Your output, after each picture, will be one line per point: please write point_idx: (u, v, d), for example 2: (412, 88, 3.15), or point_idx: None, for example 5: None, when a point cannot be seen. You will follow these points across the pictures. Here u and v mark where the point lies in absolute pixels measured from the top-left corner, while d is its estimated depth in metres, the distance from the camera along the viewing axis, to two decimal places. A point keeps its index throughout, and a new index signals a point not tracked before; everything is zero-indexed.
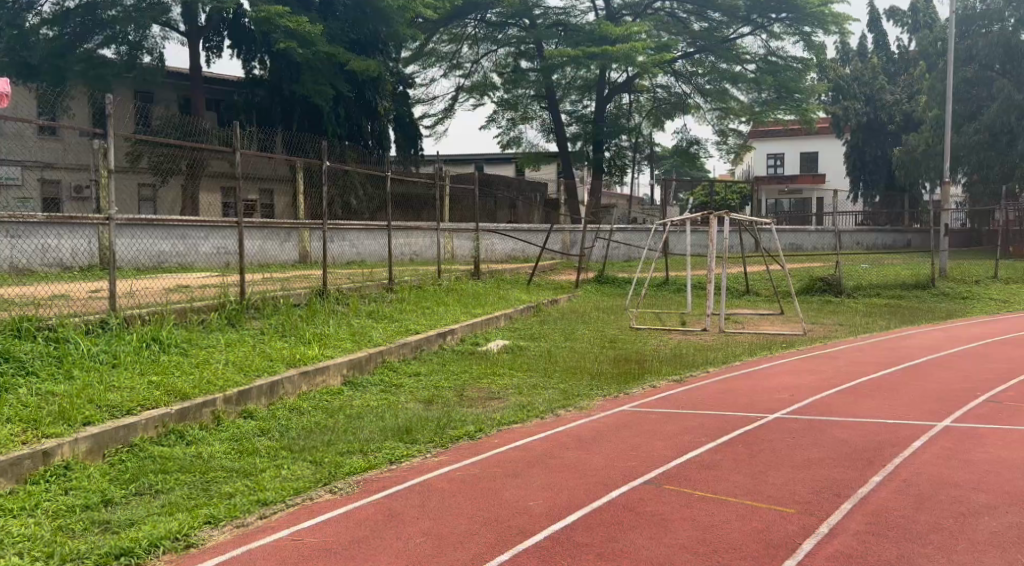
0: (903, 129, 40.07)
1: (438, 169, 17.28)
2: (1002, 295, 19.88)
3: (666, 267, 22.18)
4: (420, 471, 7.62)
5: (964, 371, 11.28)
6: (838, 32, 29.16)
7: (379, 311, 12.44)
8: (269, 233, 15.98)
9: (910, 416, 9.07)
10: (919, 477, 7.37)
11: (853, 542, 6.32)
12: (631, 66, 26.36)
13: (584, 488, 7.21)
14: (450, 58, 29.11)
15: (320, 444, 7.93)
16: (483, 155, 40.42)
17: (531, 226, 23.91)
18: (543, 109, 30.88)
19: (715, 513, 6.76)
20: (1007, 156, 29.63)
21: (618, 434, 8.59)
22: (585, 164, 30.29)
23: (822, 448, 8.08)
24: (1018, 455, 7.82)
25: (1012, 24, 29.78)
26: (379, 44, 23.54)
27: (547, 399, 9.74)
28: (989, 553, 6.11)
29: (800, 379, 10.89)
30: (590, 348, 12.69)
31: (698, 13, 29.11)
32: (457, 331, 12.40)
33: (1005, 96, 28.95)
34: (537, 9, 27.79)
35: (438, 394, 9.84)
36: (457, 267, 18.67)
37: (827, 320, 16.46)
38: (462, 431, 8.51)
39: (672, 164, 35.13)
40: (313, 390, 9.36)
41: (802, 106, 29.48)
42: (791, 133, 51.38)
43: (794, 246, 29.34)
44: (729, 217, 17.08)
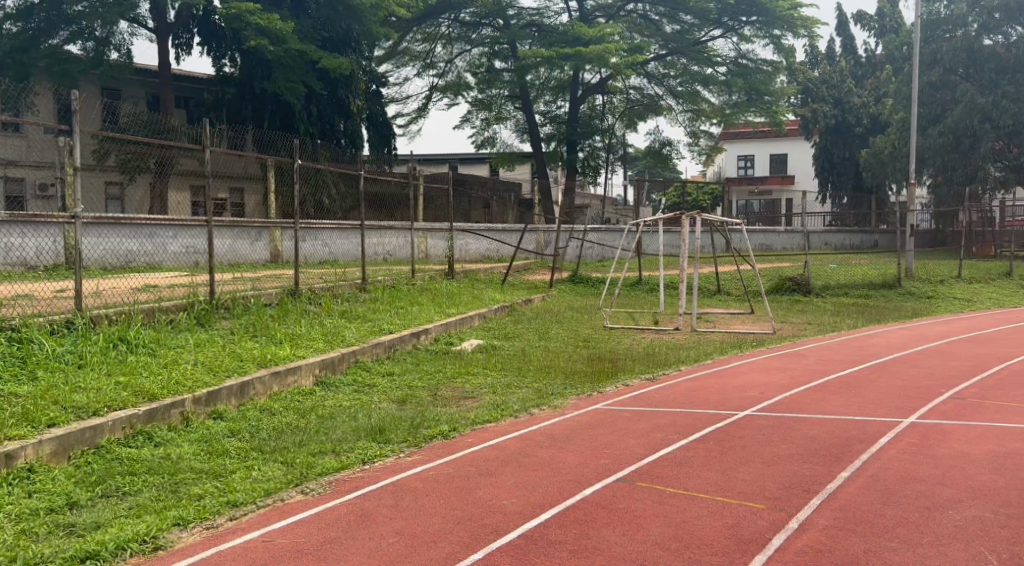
0: (871, 131, 40.48)
1: (413, 170, 17.14)
2: (966, 295, 20.15)
3: (639, 267, 22.26)
4: (393, 471, 7.57)
5: (930, 368, 11.41)
6: (807, 36, 29.37)
7: (352, 311, 12.34)
8: (239, 232, 15.79)
9: (877, 413, 9.16)
10: (886, 472, 7.44)
11: (821, 537, 6.36)
12: (604, 67, 26.42)
13: (556, 486, 7.21)
14: (424, 58, 29.07)
15: (291, 444, 7.86)
16: (456, 155, 40.34)
17: (505, 226, 23.87)
18: (516, 109, 30.70)
19: (687, 509, 6.78)
20: (970, 157, 30.03)
21: (591, 432, 8.59)
22: (559, 164, 30.19)
23: (791, 445, 8.14)
24: (981, 450, 7.92)
25: (975, 29, 30.19)
26: (351, 42, 23.42)
27: (521, 399, 9.71)
28: (953, 546, 6.18)
29: (771, 377, 10.95)
30: (564, 347, 12.69)
31: (671, 15, 29.12)
32: (431, 330, 12.34)
33: (969, 100, 29.36)
34: (511, 9, 27.76)
35: (411, 394, 9.79)
36: (430, 267, 18.58)
37: (796, 319, 16.57)
38: (436, 431, 8.46)
39: (645, 165, 35.23)
40: (285, 390, 9.28)
41: (772, 108, 29.77)
42: (762, 135, 51.75)
43: (765, 246, 29.58)
44: (701, 217, 17.10)
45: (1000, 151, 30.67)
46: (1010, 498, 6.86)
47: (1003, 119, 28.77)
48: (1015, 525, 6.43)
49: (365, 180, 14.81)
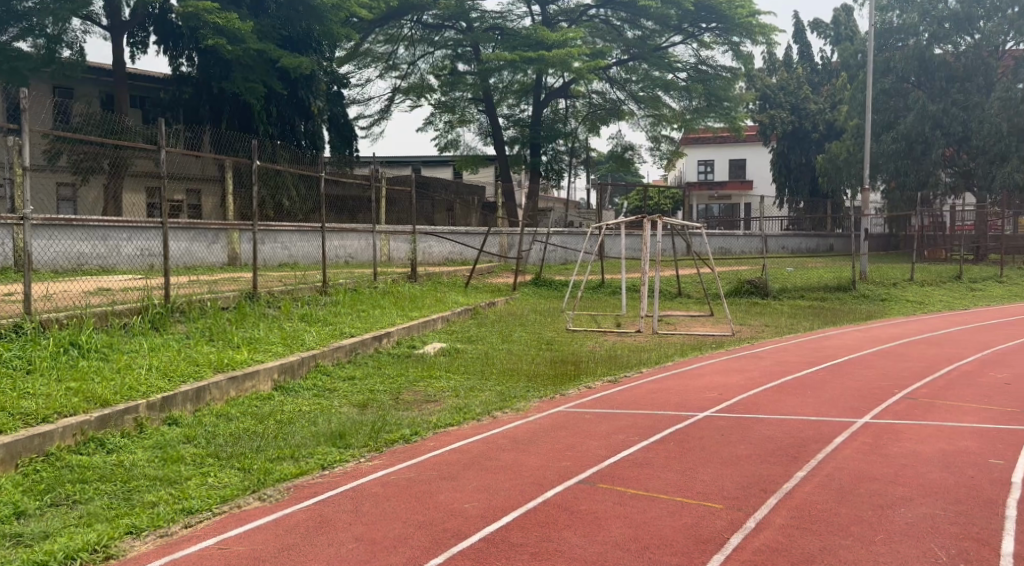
0: (827, 137, 41.12)
1: (375, 172, 17.00)
2: (917, 297, 20.57)
3: (602, 271, 22.37)
4: (354, 476, 7.48)
5: (883, 369, 11.57)
6: (765, 43, 29.78)
7: (313, 314, 12.21)
8: (196, 234, 15.54)
9: (832, 413, 9.25)
10: (841, 472, 7.51)
11: (778, 536, 6.39)
12: (566, 71, 26.52)
13: (518, 489, 7.17)
14: (387, 59, 28.82)
15: (248, 450, 7.73)
16: (419, 158, 40.18)
17: (468, 229, 23.83)
18: (479, 112, 30.62)
19: (647, 510, 6.78)
20: (922, 163, 30.66)
21: (553, 435, 8.58)
22: (523, 167, 30.58)
23: (749, 445, 8.19)
24: (932, 448, 8.04)
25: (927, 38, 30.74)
26: (312, 42, 23.23)
27: (484, 402, 9.66)
28: (906, 544, 6.24)
29: (730, 379, 11.02)
30: (526, 350, 12.68)
31: (632, 20, 29.24)
32: (393, 333, 12.27)
33: (921, 107, 30.05)
34: (474, 12, 27.76)
35: (372, 398, 9.70)
36: (393, 269, 18.48)
37: (755, 321, 16.75)
38: (397, 435, 8.38)
39: (607, 169, 35.35)
40: (241, 395, 9.14)
41: (732, 114, 30.19)
42: (720, 139, 52.24)
43: (724, 250, 29.93)
44: (662, 221, 17.13)
45: (950, 157, 31.43)
46: (960, 495, 6.96)
47: (954, 127, 29.46)
48: (965, 522, 6.52)
49: (325, 182, 14.66)
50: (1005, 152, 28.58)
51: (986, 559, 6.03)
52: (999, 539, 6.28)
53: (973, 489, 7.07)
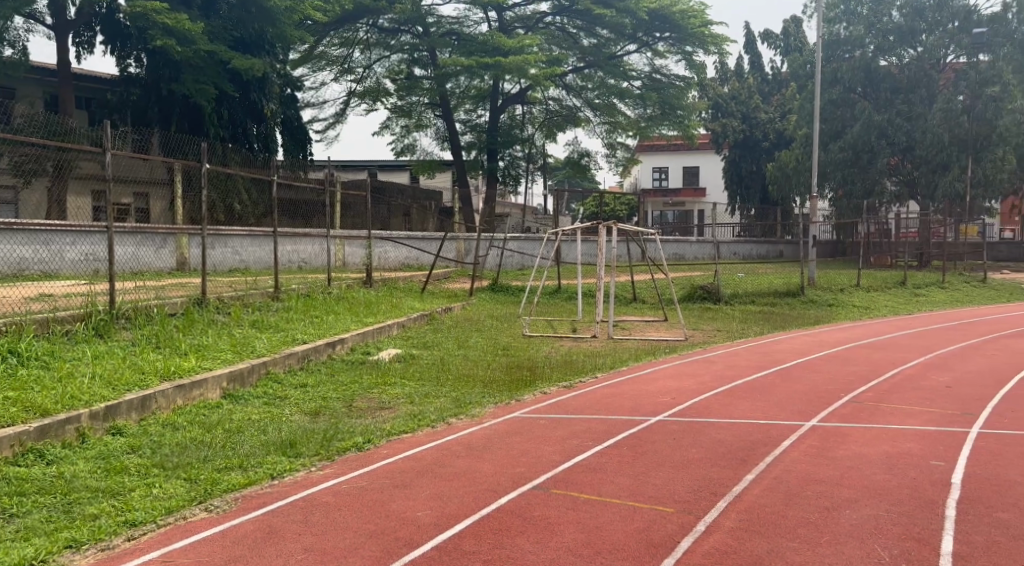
0: (777, 146, 41.74)
1: (328, 176, 16.82)
2: (864, 302, 20.96)
3: (557, 276, 22.40)
4: (304, 486, 7.36)
5: (831, 373, 11.74)
6: (717, 53, 30.20)
7: (264, 320, 12.03)
8: (143, 238, 15.18)
9: (781, 416, 9.35)
10: (789, 474, 7.58)
11: (727, 539, 6.42)
12: (523, 78, 26.54)
13: (472, 496, 7.12)
14: (342, 62, 28.62)
15: (195, 460, 7.57)
16: (375, 162, 39.89)
17: (425, 234, 23.70)
18: (436, 116, 30.56)
19: (599, 515, 6.77)
20: (867, 172, 31.33)
21: (507, 441, 8.54)
22: (480, 173, 30.39)
23: (700, 449, 8.23)
24: (877, 451, 8.15)
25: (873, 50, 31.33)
26: (265, 45, 22.91)
27: (439, 408, 9.59)
28: (850, 545, 6.31)
29: (682, 383, 11.10)
30: (482, 355, 12.64)
31: (588, 28, 29.42)
32: (348, 340, 12.12)
33: (867, 117, 30.71)
34: (430, 17, 27.71)
35: (325, 405, 9.56)
36: (348, 274, 18.30)
37: (707, 326, 16.90)
38: (350, 443, 8.27)
39: (564, 175, 35.43)
40: (188, 403, 8.94)
41: (685, 122, 30.53)
42: (675, 147, 52.73)
43: (677, 256, 30.26)
44: (617, 226, 17.16)
45: (895, 166, 32.16)
46: (903, 496, 7.06)
47: (898, 137, 30.30)
48: (908, 522, 6.61)
49: (277, 185, 14.45)
50: (947, 161, 29.35)
51: (927, 558, 6.12)
52: (939, 539, 6.38)
53: (914, 491, 7.17)
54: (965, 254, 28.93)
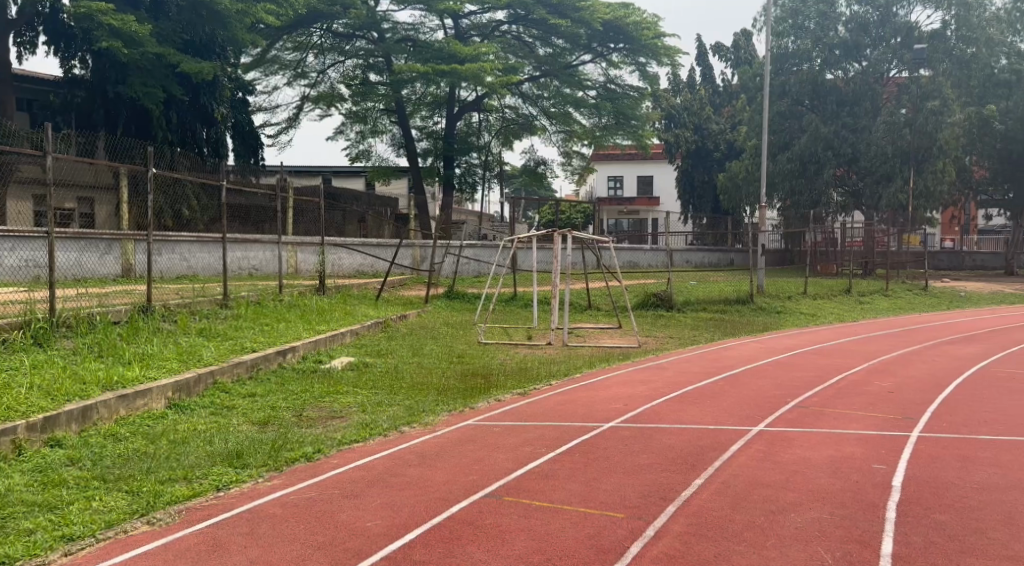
0: (728, 156, 42.41)
1: (281, 181, 16.63)
2: (811, 309, 21.31)
3: (513, 283, 22.43)
4: (251, 497, 7.25)
5: (778, 379, 11.90)
6: (670, 64, 30.58)
7: (212, 329, 11.84)
8: (87, 244, 14.72)
9: (730, 421, 9.45)
10: (736, 478, 7.65)
11: (676, 543, 6.46)
12: (479, 86, 26.58)
13: (422, 505, 7.07)
14: (295, 66, 28.37)
15: (138, 472, 7.42)
16: (330, 168, 39.60)
17: (379, 241, 23.55)
18: (392, 123, 30.44)
19: (550, 522, 6.77)
20: (814, 183, 32.01)
21: (460, 449, 8.50)
22: (436, 180, 30.27)
23: (650, 454, 8.27)
24: (822, 455, 8.27)
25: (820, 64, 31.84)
26: (215, 49, 22.64)
27: (391, 417, 9.51)
28: (794, 547, 6.39)
29: (634, 389, 11.16)
30: (436, 363, 12.59)
31: (543, 38, 29.44)
32: (299, 348, 11.96)
33: (813, 129, 31.36)
34: (385, 22, 27.56)
35: (274, 415, 9.42)
36: (300, 281, 18.09)
37: (659, 333, 17.04)
38: (299, 453, 8.16)
39: (521, 183, 35.49)
40: (133, 414, 8.77)
41: (639, 131, 30.82)
42: (629, 156, 53.18)
43: (632, 264, 30.63)
44: (572, 234, 17.19)
45: (841, 177, 32.80)
46: (845, 499, 7.17)
47: (844, 148, 30.88)
48: (850, 525, 6.71)
49: (226, 191, 14.25)
50: (891, 172, 30.06)
51: (867, 560, 6.21)
52: (879, 540, 6.48)
53: (856, 493, 7.29)
54: (908, 262, 29.61)
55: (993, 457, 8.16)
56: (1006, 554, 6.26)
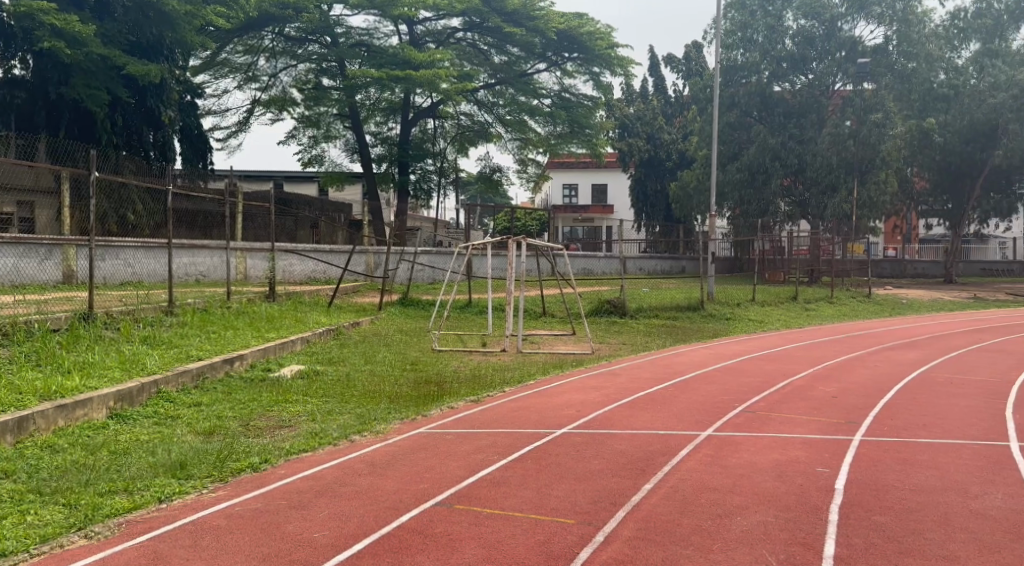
0: (680, 165, 42.99)
1: (230, 186, 16.38)
2: (759, 316, 21.60)
3: (467, 290, 22.37)
4: (194, 509, 7.11)
5: (727, 384, 12.04)
6: (623, 74, 30.90)
7: (156, 336, 11.62)
8: (24, 249, 14.31)
9: (679, 426, 9.52)
10: (685, 483, 7.70)
11: (625, 549, 6.47)
12: (434, 93, 26.52)
13: (372, 515, 6.99)
14: (246, 70, 28.04)
15: (76, 484, 7.24)
16: (282, 173, 39.16)
17: (331, 247, 23.34)
18: (346, 128, 30.19)
19: (500, 529, 6.74)
20: (762, 193, 32.57)
21: (411, 457, 8.43)
22: (390, 186, 30.06)
23: (601, 460, 8.28)
24: (769, 459, 8.37)
25: (767, 76, 32.33)
26: (163, 51, 22.24)
27: (341, 426, 9.40)
28: (740, 550, 6.44)
29: (586, 396, 11.19)
30: (389, 370, 12.50)
31: (498, 46, 29.56)
32: (247, 356, 11.78)
33: (761, 140, 31.96)
34: (339, 27, 27.35)
35: (220, 425, 9.26)
36: (250, 288, 17.81)
37: (613, 339, 17.12)
38: (245, 464, 8.02)
39: (477, 190, 35.50)
40: (71, 424, 8.55)
41: (593, 140, 31.05)
42: (583, 165, 53.47)
43: (586, 271, 30.84)
44: (527, 241, 17.14)
45: (788, 187, 33.41)
46: (790, 502, 7.25)
47: (791, 159, 31.47)
48: (794, 527, 6.79)
49: (172, 196, 13.98)
50: (835, 183, 30.65)
51: (809, 562, 6.29)
52: (821, 542, 6.57)
53: (800, 497, 7.38)
54: (852, 270, 30.19)
55: (930, 460, 8.33)
56: (942, 554, 6.38)
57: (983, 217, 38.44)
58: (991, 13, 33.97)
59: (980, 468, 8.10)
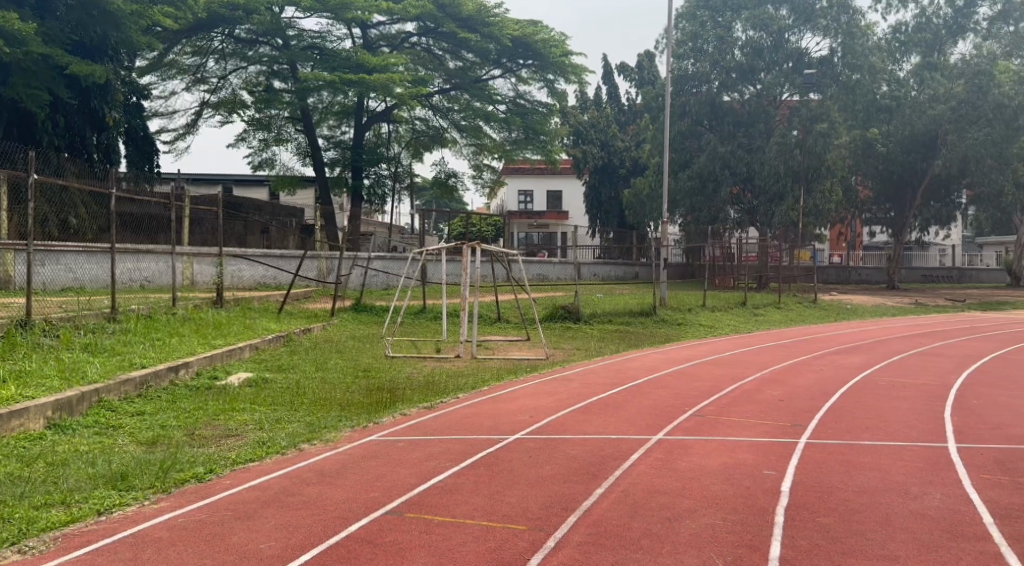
0: (633, 173, 43.33)
1: (175, 191, 16.07)
2: (710, 322, 21.84)
3: (422, 295, 22.27)
4: (135, 521, 6.95)
5: (678, 388, 12.14)
6: (577, 82, 31.10)
7: (98, 343, 11.35)
8: None
9: (631, 431, 9.54)
10: (635, 487, 7.72)
11: (575, 553, 6.46)
12: (388, 97, 26.33)
13: (319, 525, 6.88)
14: (194, 71, 27.66)
15: (12, 497, 7.04)
16: (232, 177, 38.60)
17: (282, 252, 23.07)
18: (297, 131, 29.83)
19: (450, 536, 6.69)
20: (713, 201, 32.98)
21: (362, 465, 8.32)
22: (344, 190, 29.87)
23: (553, 465, 8.27)
24: (718, 462, 8.43)
25: (717, 86, 32.69)
26: (108, 51, 21.74)
27: (290, 434, 9.26)
28: (689, 553, 6.47)
29: (539, 401, 11.17)
30: (341, 378, 12.32)
31: (453, 51, 29.48)
32: (192, 364, 11.54)
33: (712, 148, 32.40)
34: (291, 29, 27.05)
35: (163, 434, 9.08)
36: (196, 293, 17.50)
37: (567, 345, 17.17)
38: (189, 474, 7.85)
39: (432, 195, 35.39)
40: (6, 435, 8.31)
41: (548, 147, 31.22)
42: (539, 171, 53.61)
43: (541, 277, 30.92)
44: (482, 247, 17.04)
45: (737, 196, 34.00)
46: (737, 505, 7.31)
47: (739, 167, 32.04)
48: (741, 530, 6.84)
49: (116, 200, 13.61)
50: (782, 192, 31.09)
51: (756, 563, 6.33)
52: (768, 545, 6.63)
53: (747, 499, 7.44)
54: (798, 276, 30.66)
55: (874, 462, 8.47)
56: (883, 554, 6.47)
57: (924, 224, 39.38)
58: (929, 27, 34.99)
59: (922, 470, 8.24)
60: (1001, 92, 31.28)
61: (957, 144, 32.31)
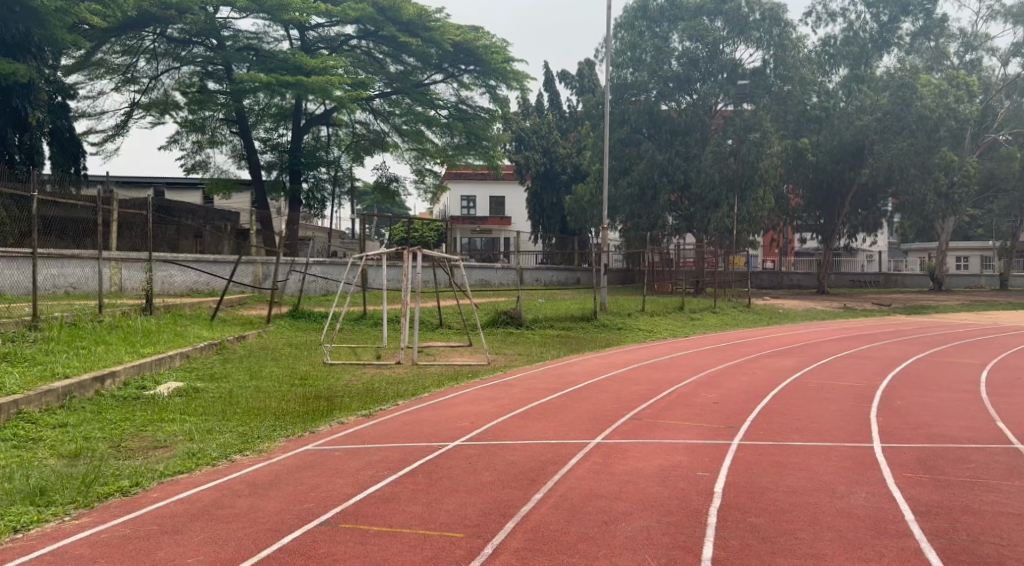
0: (574, 179, 43.53)
1: (101, 193, 15.41)
2: (648, 326, 22.02)
3: (363, 302, 21.99)
4: (53, 538, 6.70)
5: (617, 392, 12.19)
6: (519, 89, 31.17)
7: (18, 353, 10.94)
8: None
9: (570, 436, 9.54)
10: (573, 492, 7.70)
11: (512, 560, 6.42)
12: (326, 100, 26.04)
13: (251, 537, 6.72)
14: (124, 71, 26.93)
15: None
16: (164, 180, 37.70)
17: (216, 257, 22.62)
18: (233, 134, 29.38)
19: (385, 546, 6.60)
20: (650, 208, 33.35)
21: (296, 476, 8.15)
22: (282, 194, 29.36)
23: (492, 471, 8.21)
24: (655, 465, 8.47)
25: (655, 95, 33.06)
26: (30, 48, 21.06)
27: (222, 445, 9.04)
28: (624, 556, 6.48)
29: (479, 407, 11.09)
30: (276, 387, 12.05)
31: (394, 55, 29.22)
32: (119, 373, 11.18)
33: (651, 155, 32.83)
34: (226, 30, 26.61)
35: (86, 446, 8.78)
36: (124, 301, 16.92)
37: (508, 350, 17.12)
38: (113, 487, 7.61)
39: (372, 200, 34.99)
40: None
41: (490, 152, 31.26)
42: (480, 177, 53.57)
43: (482, 282, 30.92)
44: (422, 253, 16.87)
45: (675, 203, 34.53)
46: (673, 507, 7.35)
47: (677, 175, 32.58)
48: (675, 532, 6.88)
49: (39, 203, 13.07)
50: (717, 199, 31.67)
51: None
52: (702, 546, 6.68)
53: (681, 501, 7.49)
54: (732, 280, 30.98)
55: (804, 462, 8.61)
56: (812, 552, 6.57)
57: (852, 232, 40.34)
58: (857, 40, 36.04)
59: (850, 469, 8.40)
60: (924, 104, 32.31)
61: (882, 153, 33.25)
